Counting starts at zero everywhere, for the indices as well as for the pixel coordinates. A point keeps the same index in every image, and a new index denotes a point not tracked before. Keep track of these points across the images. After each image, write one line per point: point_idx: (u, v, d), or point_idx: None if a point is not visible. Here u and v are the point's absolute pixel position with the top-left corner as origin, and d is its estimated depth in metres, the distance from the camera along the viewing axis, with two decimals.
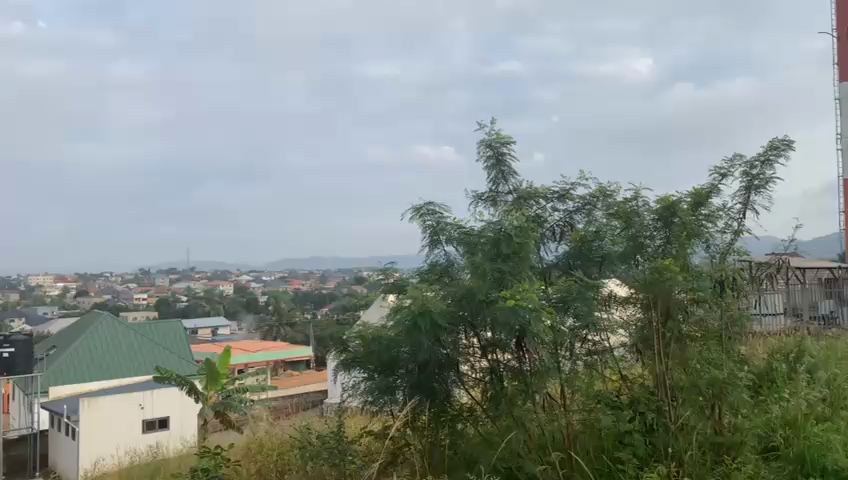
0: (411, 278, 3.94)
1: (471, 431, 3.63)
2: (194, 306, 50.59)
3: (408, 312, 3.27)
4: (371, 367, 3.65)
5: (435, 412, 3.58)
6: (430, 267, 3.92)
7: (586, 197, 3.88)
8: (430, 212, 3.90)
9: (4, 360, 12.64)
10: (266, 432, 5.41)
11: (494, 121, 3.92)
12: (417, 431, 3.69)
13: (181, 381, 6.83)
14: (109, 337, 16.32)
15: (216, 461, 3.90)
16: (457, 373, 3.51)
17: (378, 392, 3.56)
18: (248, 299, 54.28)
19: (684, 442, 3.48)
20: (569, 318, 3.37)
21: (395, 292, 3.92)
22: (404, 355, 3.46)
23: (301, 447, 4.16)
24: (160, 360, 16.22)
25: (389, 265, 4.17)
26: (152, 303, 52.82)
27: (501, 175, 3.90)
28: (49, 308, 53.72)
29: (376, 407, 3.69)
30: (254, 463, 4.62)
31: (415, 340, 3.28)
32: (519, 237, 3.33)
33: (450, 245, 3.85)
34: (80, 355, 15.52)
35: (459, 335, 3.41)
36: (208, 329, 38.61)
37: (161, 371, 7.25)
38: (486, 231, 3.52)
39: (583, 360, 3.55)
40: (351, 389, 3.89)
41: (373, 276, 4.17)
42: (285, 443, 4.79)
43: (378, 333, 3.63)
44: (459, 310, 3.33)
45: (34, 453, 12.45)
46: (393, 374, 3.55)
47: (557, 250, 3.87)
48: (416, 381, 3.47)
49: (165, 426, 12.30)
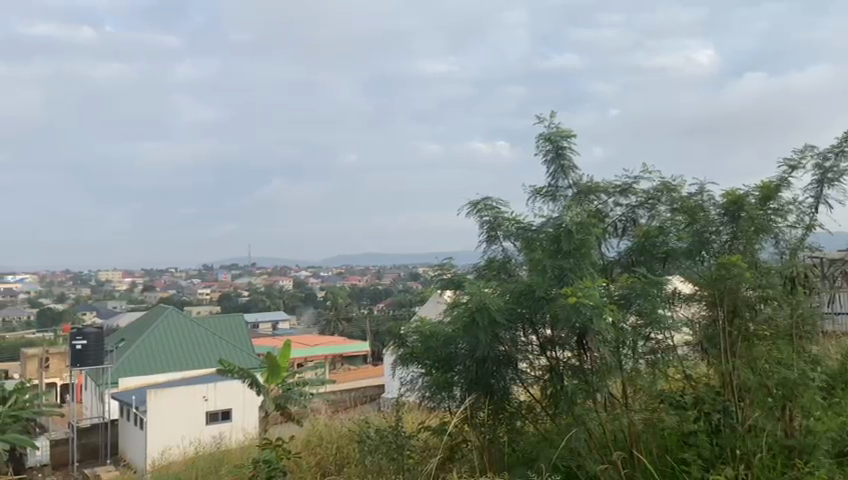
0: (468, 275, 3.91)
1: (529, 429, 3.61)
2: (256, 301, 51.89)
3: (466, 309, 3.27)
4: (429, 362, 3.64)
5: (493, 410, 3.55)
6: (487, 263, 3.88)
7: (649, 192, 3.77)
8: (487, 206, 3.88)
9: (78, 353, 13.23)
10: (325, 425, 5.47)
11: (554, 116, 3.87)
12: (475, 429, 3.65)
13: (244, 375, 7.02)
14: (175, 330, 16.86)
15: (277, 453, 3.95)
16: (516, 371, 3.46)
17: (437, 387, 3.60)
18: (307, 295, 55.30)
19: (753, 445, 3.35)
20: (631, 316, 3.30)
21: (452, 288, 3.89)
22: (461, 351, 3.45)
23: (359, 441, 4.17)
24: (224, 353, 16.68)
25: (445, 260, 4.17)
26: (216, 298, 54.40)
27: (561, 169, 3.82)
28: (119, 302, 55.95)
29: (433, 403, 3.74)
30: (314, 456, 4.69)
31: (473, 336, 3.27)
32: (580, 233, 3.29)
33: (509, 241, 3.81)
34: (148, 347, 16.08)
35: (517, 333, 3.39)
36: (268, 323, 39.47)
37: (226, 364, 7.47)
38: (546, 227, 3.53)
39: (646, 359, 3.46)
40: (409, 383, 3.91)
41: (430, 272, 4.17)
42: (344, 438, 4.81)
43: (436, 328, 3.62)
44: (517, 306, 3.30)
45: (105, 441, 12.93)
46: (450, 370, 3.56)
47: (620, 246, 3.73)
48: (473, 377, 3.45)
49: (228, 417, 12.62)
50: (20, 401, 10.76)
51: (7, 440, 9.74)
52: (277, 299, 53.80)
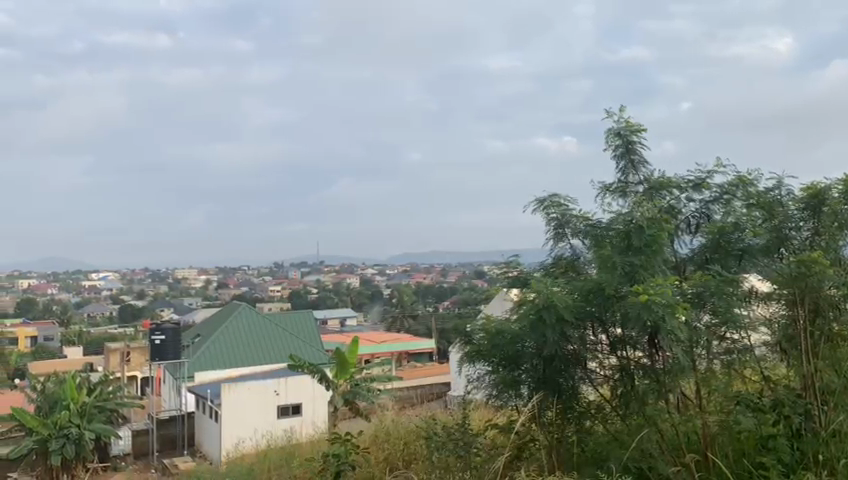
0: (535, 272, 3.89)
1: (599, 429, 3.57)
2: (324, 298, 52.78)
3: (532, 306, 3.24)
4: (495, 360, 3.63)
5: (562, 409, 3.51)
6: (555, 261, 3.84)
7: (723, 186, 3.65)
8: (554, 203, 3.84)
9: (157, 346, 13.80)
10: (393, 421, 5.50)
11: (623, 109, 3.80)
12: (542, 428, 3.62)
13: (314, 370, 7.18)
14: (247, 325, 17.37)
15: (346, 447, 4.01)
16: (584, 371, 3.43)
17: (503, 386, 3.58)
18: (373, 292, 55.95)
19: (837, 450, 3.20)
20: (705, 315, 3.21)
21: (518, 287, 3.86)
22: (529, 350, 3.44)
23: (426, 438, 4.17)
24: (294, 349, 17.10)
25: (512, 258, 4.14)
26: (285, 296, 55.70)
27: (631, 165, 3.75)
28: (194, 298, 57.84)
29: (500, 401, 3.73)
30: (383, 450, 4.73)
31: (540, 335, 3.24)
32: (651, 229, 3.22)
33: (576, 239, 3.76)
34: (222, 341, 16.62)
35: (586, 332, 3.35)
36: (336, 320, 40.19)
37: (295, 359, 7.65)
38: (615, 223, 3.48)
39: (721, 360, 3.36)
40: (476, 381, 3.90)
41: (495, 270, 4.16)
42: (411, 434, 4.86)
43: (502, 326, 3.60)
44: (585, 304, 3.25)
45: (181, 433, 13.39)
46: (517, 369, 3.54)
47: (692, 244, 3.61)
48: (541, 376, 3.43)
49: (298, 412, 12.87)
50: (105, 393, 11.25)
51: (92, 430, 10.25)
52: (344, 297, 54.31)
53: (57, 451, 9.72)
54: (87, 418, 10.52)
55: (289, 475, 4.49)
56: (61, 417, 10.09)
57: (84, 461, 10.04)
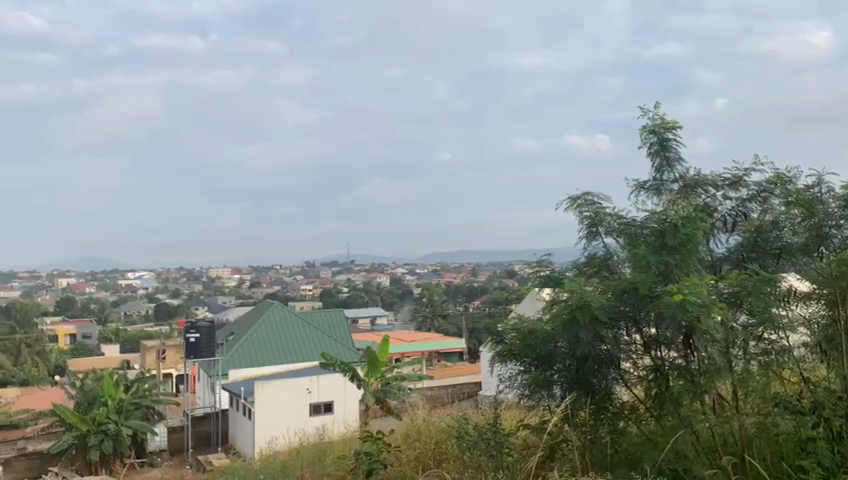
0: (569, 271, 3.87)
1: (633, 430, 3.53)
2: (354, 297, 53.07)
3: (565, 306, 3.23)
4: (527, 360, 3.62)
5: (595, 409, 3.48)
6: (588, 260, 3.82)
7: (761, 184, 3.59)
8: (588, 201, 3.83)
9: (191, 344, 14.02)
10: (423, 420, 5.50)
11: (657, 106, 3.78)
12: (575, 429, 3.59)
13: (346, 368, 7.23)
14: (280, 323, 17.55)
15: (378, 445, 4.02)
16: (618, 371, 3.40)
17: (535, 386, 3.57)
18: (403, 291, 56.08)
19: None
20: (742, 314, 3.15)
21: (550, 286, 3.84)
22: (561, 349, 3.41)
23: (458, 437, 4.17)
24: (326, 347, 17.24)
25: (544, 257, 4.13)
26: (317, 294, 56.12)
27: (666, 162, 3.72)
28: (226, 297, 58.64)
29: (533, 401, 3.71)
30: (414, 448, 4.73)
31: (573, 335, 3.22)
32: (686, 228, 3.18)
33: (610, 237, 3.73)
34: (256, 339, 16.82)
35: (619, 332, 3.31)
36: (366, 319, 40.40)
37: (327, 357, 7.71)
38: (649, 222, 3.44)
39: (758, 360, 3.30)
40: (507, 380, 3.89)
41: (527, 269, 4.15)
42: (442, 433, 4.87)
43: (534, 326, 3.58)
44: (619, 304, 3.22)
45: (216, 430, 13.58)
46: (550, 368, 3.52)
47: (729, 242, 3.56)
48: (574, 376, 3.41)
49: (330, 410, 12.97)
50: (142, 390, 11.41)
51: (129, 426, 10.49)
52: (375, 296, 54.54)
53: (96, 446, 10.04)
54: (125, 415, 10.75)
55: (321, 472, 4.52)
56: (99, 413, 10.36)
57: (121, 456, 10.35)
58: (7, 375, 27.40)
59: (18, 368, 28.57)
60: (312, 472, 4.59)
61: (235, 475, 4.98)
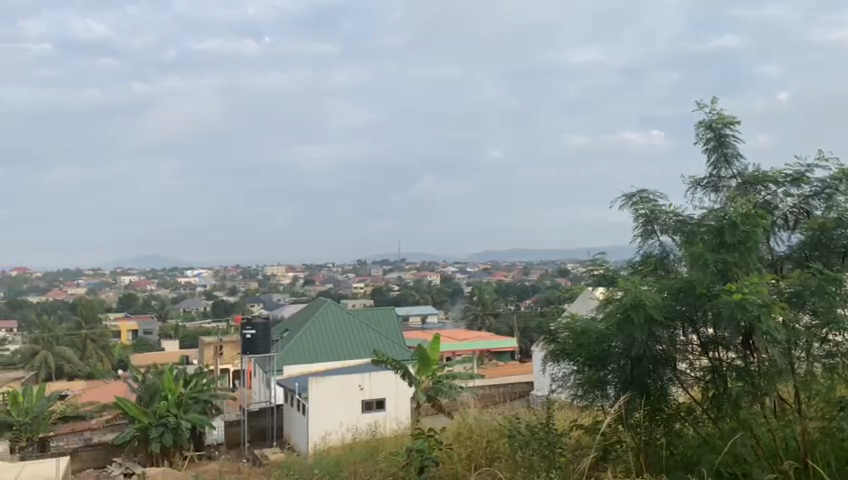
0: (623, 271, 3.81)
1: (689, 432, 3.45)
2: (406, 295, 53.34)
3: (620, 306, 3.20)
4: (580, 360, 3.60)
5: (650, 411, 3.43)
6: (643, 258, 3.75)
7: (825, 180, 3.44)
8: (644, 199, 3.78)
9: (248, 340, 14.35)
10: (475, 419, 5.50)
11: (715, 101, 3.71)
12: (629, 429, 3.53)
13: (398, 366, 7.31)
14: (333, 320, 17.76)
15: (430, 443, 4.04)
16: (674, 372, 3.34)
17: (589, 385, 3.55)
18: (454, 290, 56.03)
19: None
20: (804, 315, 3.07)
21: (604, 286, 3.80)
22: (615, 349, 3.37)
23: (510, 435, 4.17)
24: (378, 344, 17.36)
25: (598, 255, 4.06)
26: (368, 293, 56.57)
27: (723, 158, 3.64)
28: (281, 294, 59.73)
29: (586, 402, 3.68)
30: (465, 447, 4.75)
31: (627, 334, 3.19)
32: (745, 225, 3.11)
33: (666, 236, 3.66)
34: (309, 336, 17.06)
35: (676, 332, 3.26)
36: (418, 317, 40.62)
37: (380, 354, 7.80)
38: (707, 219, 3.38)
39: (822, 363, 3.18)
40: (560, 380, 3.87)
41: (581, 268, 4.09)
42: (494, 432, 4.86)
43: (588, 326, 3.55)
44: (676, 303, 3.17)
45: (271, 424, 13.88)
46: (604, 368, 3.48)
47: (790, 240, 3.46)
48: (628, 376, 3.37)
49: (382, 407, 13.03)
50: (200, 384, 11.66)
51: (189, 419, 10.78)
52: (426, 294, 54.62)
53: (157, 438, 10.41)
54: (184, 408, 11.06)
55: (374, 468, 4.58)
56: (160, 407, 10.71)
57: (182, 448, 10.72)
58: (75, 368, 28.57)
59: (85, 361, 29.74)
60: (366, 467, 4.65)
61: (291, 468, 5.08)
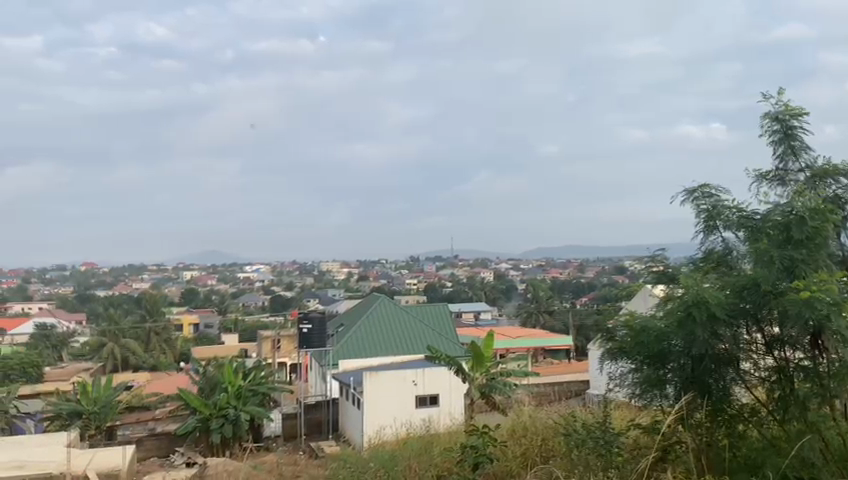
0: (684, 267, 3.71)
1: (753, 434, 3.33)
2: (459, 291, 53.17)
3: (682, 303, 3.14)
4: (638, 358, 3.53)
5: (712, 411, 3.33)
6: (705, 255, 3.66)
7: None
8: (706, 194, 3.68)
9: (304, 334, 14.58)
10: (531, 417, 5.43)
11: (781, 92, 3.60)
12: (690, 430, 3.43)
13: (451, 362, 7.30)
14: (387, 315, 17.87)
15: (484, 439, 4.03)
16: (737, 371, 3.25)
17: (648, 385, 3.46)
18: (507, 287, 55.63)
19: None
20: None
21: (664, 282, 3.71)
22: (676, 347, 3.29)
23: (567, 433, 4.12)
24: (431, 340, 17.38)
25: (657, 252, 3.96)
26: (421, 290, 56.72)
27: (790, 151, 3.53)
28: (335, 290, 60.39)
29: (644, 401, 3.60)
30: (519, 445, 4.71)
31: (689, 332, 3.12)
32: (814, 221, 3.03)
33: (729, 232, 3.56)
34: (364, 331, 17.21)
35: (740, 331, 3.17)
36: (471, 313, 40.58)
37: (433, 350, 7.80)
38: (772, 214, 3.28)
39: None
40: (618, 378, 3.80)
41: (640, 264, 3.99)
42: (550, 430, 4.79)
43: (647, 322, 3.48)
44: (740, 301, 3.09)
45: (327, 417, 14.09)
46: (663, 367, 3.40)
47: None
48: (689, 375, 3.28)
49: (435, 402, 13.05)
50: (259, 377, 11.91)
51: (247, 411, 11.03)
52: (480, 290, 54.37)
53: (217, 429, 10.69)
54: (244, 401, 11.31)
55: (430, 462, 4.61)
56: (220, 399, 10.98)
57: (241, 439, 10.98)
58: (140, 360, 29.49)
59: (149, 353, 30.66)
60: (421, 462, 4.65)
61: (346, 461, 5.11)
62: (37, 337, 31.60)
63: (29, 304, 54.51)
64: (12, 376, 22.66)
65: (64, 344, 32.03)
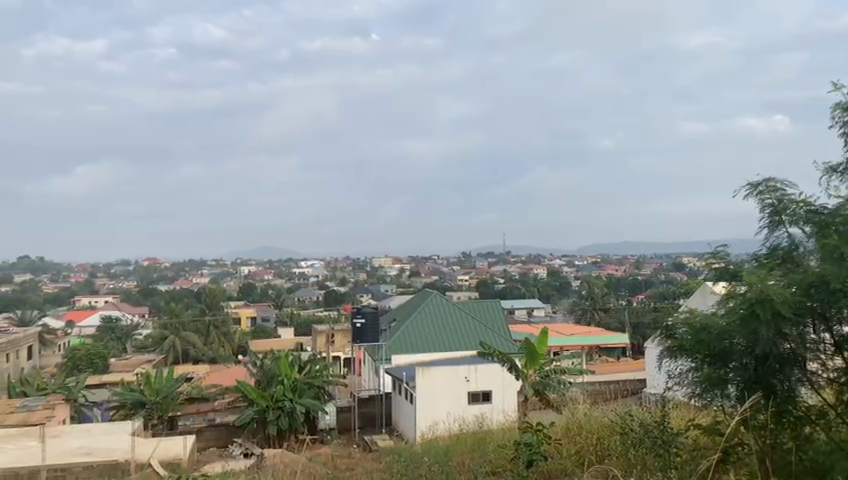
0: (747, 264, 3.60)
1: (821, 437, 3.21)
2: (512, 288, 52.80)
3: (745, 300, 3.06)
4: (699, 357, 3.42)
5: (777, 412, 3.23)
6: (770, 251, 3.54)
7: None
8: (770, 188, 3.56)
9: (358, 329, 14.74)
10: (586, 415, 5.38)
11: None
12: (753, 432, 3.31)
13: (504, 359, 7.29)
14: (440, 310, 17.89)
15: (539, 437, 4.00)
16: (804, 371, 3.15)
17: (708, 384, 3.35)
18: (561, 284, 55.03)
19: None
20: None
21: (726, 280, 3.60)
22: (738, 346, 3.18)
23: (623, 433, 4.04)
24: (484, 336, 17.33)
25: (719, 247, 3.83)
26: (473, 286, 56.64)
27: None
28: (388, 285, 60.79)
29: (704, 401, 3.50)
30: (575, 443, 4.65)
31: (752, 331, 3.04)
32: None
33: (795, 228, 3.44)
34: (417, 326, 17.28)
35: (806, 329, 3.07)
36: (524, 310, 40.36)
37: (487, 347, 7.79)
38: (843, 210, 3.16)
39: None
40: (677, 377, 3.70)
41: (700, 260, 3.88)
42: (605, 429, 4.71)
43: (708, 320, 3.37)
44: (806, 299, 3.00)
45: (380, 412, 14.20)
46: (725, 366, 3.29)
47: None
48: (753, 375, 3.17)
49: (488, 399, 13.01)
50: (314, 370, 12.09)
51: (303, 403, 11.23)
52: (533, 286, 53.87)
53: (274, 421, 10.95)
54: (300, 393, 11.50)
55: (485, 459, 4.60)
56: (277, 391, 11.22)
57: (297, 431, 11.18)
58: (199, 353, 30.32)
59: (208, 345, 31.54)
60: (475, 458, 4.65)
61: (400, 455, 5.15)
62: (103, 329, 32.86)
63: (96, 297, 56.78)
64: (79, 366, 23.63)
65: (128, 337, 33.22)
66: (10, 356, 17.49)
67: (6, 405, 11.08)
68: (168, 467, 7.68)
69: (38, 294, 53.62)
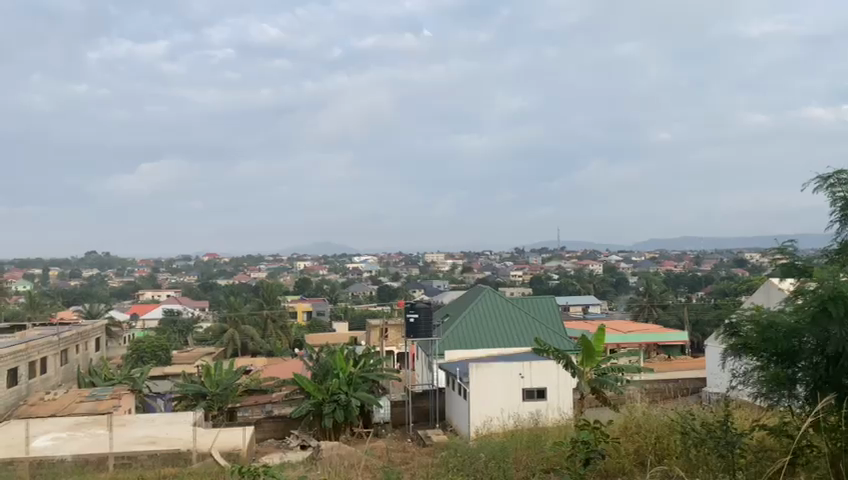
0: (817, 260, 3.45)
1: None
2: (567, 283, 52.10)
3: (815, 297, 2.95)
4: (765, 355, 3.30)
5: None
6: (841, 247, 3.40)
7: None
8: (841, 181, 3.40)
9: (411, 324, 14.79)
10: (644, 414, 5.26)
11: None
12: (824, 434, 3.18)
13: (559, 356, 7.22)
14: (494, 305, 17.80)
15: (595, 436, 3.92)
16: None
17: (774, 384, 3.23)
18: (618, 281, 53.99)
19: None
20: None
21: (794, 276, 3.46)
22: (808, 345, 3.06)
23: (684, 433, 3.93)
24: (539, 332, 17.17)
25: (786, 243, 3.67)
26: (528, 282, 56.12)
27: None
28: (441, 281, 60.87)
29: (770, 401, 3.36)
30: (633, 443, 4.55)
31: (823, 329, 2.93)
32: None
33: None
34: (470, 322, 17.24)
35: None
36: (578, 307, 39.84)
37: (542, 343, 7.72)
38: None
39: None
40: (741, 376, 3.58)
41: (765, 256, 3.72)
42: (664, 428, 4.59)
43: (774, 316, 3.25)
44: None
45: (434, 406, 14.23)
46: (792, 365, 3.18)
47: None
48: (822, 375, 3.05)
49: (543, 396, 12.87)
50: (368, 364, 12.16)
51: (358, 397, 11.32)
52: (589, 282, 53.05)
53: (330, 414, 11.08)
54: (354, 386, 11.61)
55: (540, 456, 4.54)
56: (332, 384, 11.36)
57: (351, 424, 11.28)
58: (257, 346, 30.96)
59: (265, 339, 32.19)
60: (531, 455, 4.63)
61: (455, 450, 5.14)
62: (166, 323, 33.88)
63: (160, 292, 58.57)
64: (144, 358, 24.45)
65: (189, 330, 34.19)
66: (80, 347, 18.24)
67: (77, 395, 11.53)
68: (228, 458, 7.84)
69: (104, 289, 55.70)
